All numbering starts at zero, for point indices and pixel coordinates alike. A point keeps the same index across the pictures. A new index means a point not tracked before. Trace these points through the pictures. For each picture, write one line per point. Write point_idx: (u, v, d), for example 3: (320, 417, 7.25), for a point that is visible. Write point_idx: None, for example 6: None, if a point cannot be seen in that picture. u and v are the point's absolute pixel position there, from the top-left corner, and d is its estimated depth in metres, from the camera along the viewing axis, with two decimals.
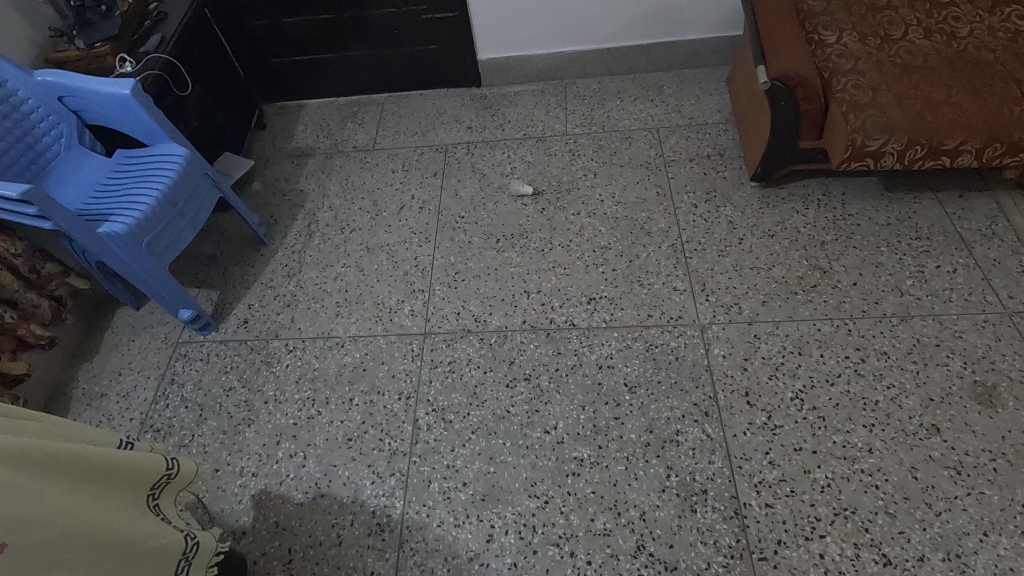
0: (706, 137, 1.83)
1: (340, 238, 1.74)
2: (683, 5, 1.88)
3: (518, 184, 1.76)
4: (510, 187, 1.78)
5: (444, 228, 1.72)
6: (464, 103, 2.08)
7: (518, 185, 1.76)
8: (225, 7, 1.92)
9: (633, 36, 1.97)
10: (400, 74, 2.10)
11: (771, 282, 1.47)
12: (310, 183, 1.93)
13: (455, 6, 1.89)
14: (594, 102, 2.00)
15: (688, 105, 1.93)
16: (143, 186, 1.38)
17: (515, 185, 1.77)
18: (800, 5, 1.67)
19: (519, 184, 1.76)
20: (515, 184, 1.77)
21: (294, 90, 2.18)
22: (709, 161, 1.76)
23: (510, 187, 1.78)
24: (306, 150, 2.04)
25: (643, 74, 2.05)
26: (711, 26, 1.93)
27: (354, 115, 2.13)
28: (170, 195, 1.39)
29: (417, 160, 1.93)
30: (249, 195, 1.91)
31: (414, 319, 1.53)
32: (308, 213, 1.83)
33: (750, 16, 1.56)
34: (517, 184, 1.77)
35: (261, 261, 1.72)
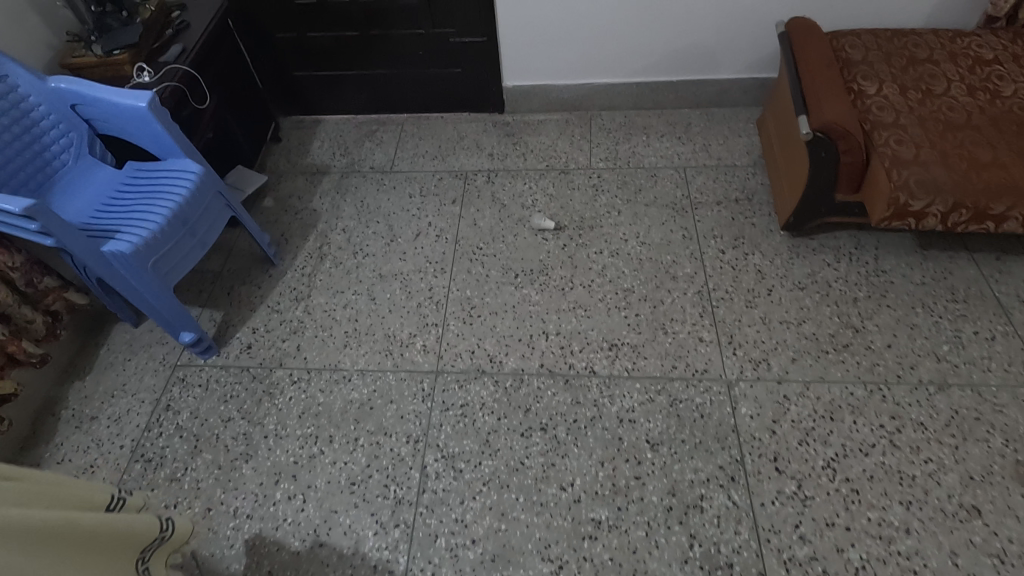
0: (735, 179, 1.78)
1: (352, 264, 1.68)
2: (716, 44, 1.83)
3: (541, 220, 1.70)
4: (532, 222, 1.72)
5: (461, 259, 1.66)
6: (486, 129, 2.04)
7: (540, 220, 1.70)
8: (247, 18, 1.87)
9: (662, 72, 1.92)
10: (422, 95, 2.06)
11: (802, 338, 1.41)
12: (323, 202, 1.87)
13: (484, 31, 1.84)
14: (619, 136, 1.95)
15: (716, 145, 1.88)
16: (154, 203, 1.32)
17: (536, 220, 1.71)
18: (838, 53, 1.63)
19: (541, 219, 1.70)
20: (537, 218, 1.71)
21: (312, 105, 2.13)
22: (736, 206, 1.71)
23: (532, 222, 1.72)
24: (321, 168, 1.98)
25: (671, 110, 2.00)
26: (744, 65, 1.88)
27: (372, 134, 2.08)
28: (180, 213, 1.32)
29: (436, 186, 1.87)
30: (260, 212, 1.85)
31: (426, 355, 1.46)
32: (320, 234, 1.77)
33: (789, 62, 1.51)
34: (540, 220, 1.70)
35: (268, 282, 1.66)
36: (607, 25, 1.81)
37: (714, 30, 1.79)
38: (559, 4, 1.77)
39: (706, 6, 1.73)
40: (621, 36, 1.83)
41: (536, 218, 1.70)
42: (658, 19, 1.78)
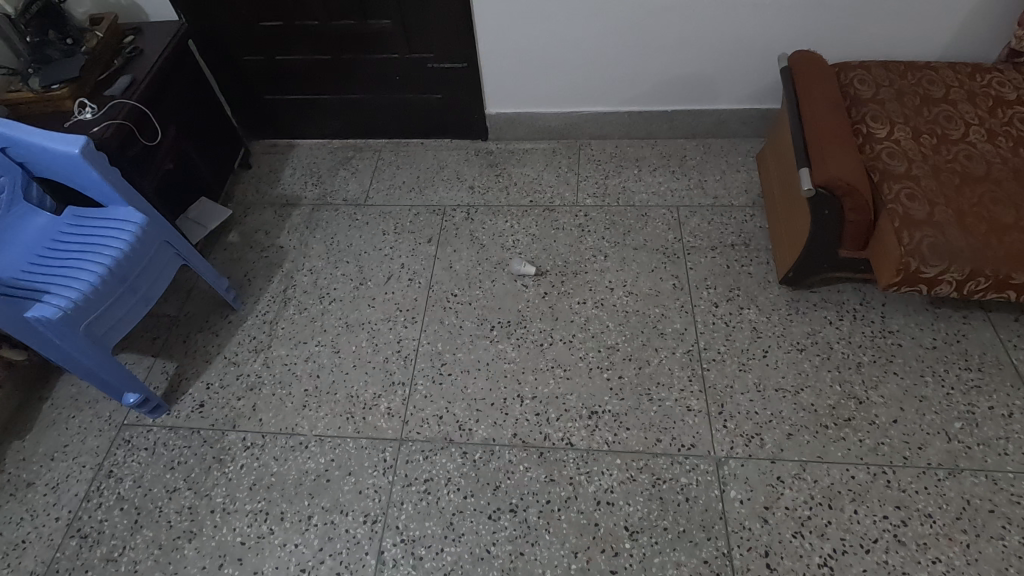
0: (731, 221, 1.65)
1: (317, 311, 1.57)
2: (714, 73, 1.69)
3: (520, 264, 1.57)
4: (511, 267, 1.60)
5: (434, 307, 1.54)
6: (468, 158, 1.91)
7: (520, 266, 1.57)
8: (211, 40, 1.74)
9: (656, 101, 1.79)
10: (400, 121, 1.93)
11: (799, 410, 1.29)
12: (291, 239, 1.75)
13: (465, 56, 1.71)
14: (609, 169, 1.82)
15: (712, 181, 1.76)
16: (89, 258, 1.20)
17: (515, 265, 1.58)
18: (846, 89, 1.50)
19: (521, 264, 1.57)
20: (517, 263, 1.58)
21: (285, 129, 2.01)
22: (732, 252, 1.58)
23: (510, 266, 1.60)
24: (292, 199, 1.87)
25: (664, 141, 1.87)
26: (744, 96, 1.74)
27: (347, 161, 1.96)
28: (117, 270, 1.21)
29: (411, 222, 1.76)
30: (225, 249, 1.74)
31: (390, 419, 1.35)
32: (286, 275, 1.66)
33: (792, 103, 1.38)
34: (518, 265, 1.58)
35: (227, 330, 1.55)
36: (595, 52, 1.68)
37: (711, 59, 1.66)
38: (544, 29, 1.64)
39: (703, 34, 1.60)
40: (611, 63, 1.70)
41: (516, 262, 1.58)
42: (651, 47, 1.65)
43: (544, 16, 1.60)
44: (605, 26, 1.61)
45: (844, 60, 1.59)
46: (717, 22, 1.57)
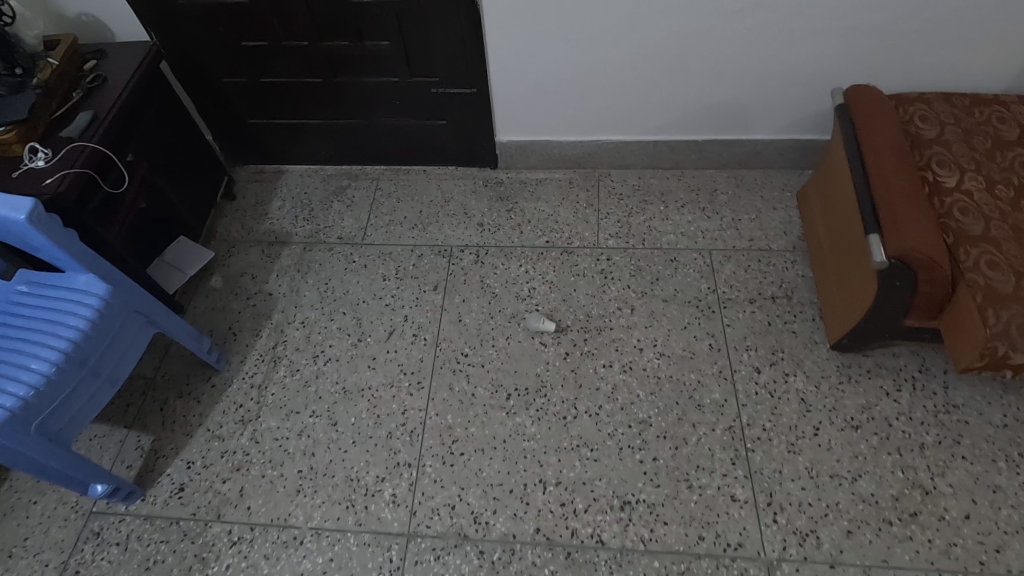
0: (770, 269, 1.49)
1: (311, 373, 1.40)
2: (752, 102, 1.52)
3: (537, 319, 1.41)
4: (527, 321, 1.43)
5: (442, 369, 1.38)
6: (476, 190, 1.74)
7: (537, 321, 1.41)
8: (186, 61, 1.54)
9: (685, 130, 1.61)
10: (401, 148, 1.75)
11: (857, 502, 1.14)
12: (281, 284, 1.58)
13: (474, 81, 1.53)
14: (632, 205, 1.65)
15: (746, 221, 1.59)
16: (44, 339, 1.03)
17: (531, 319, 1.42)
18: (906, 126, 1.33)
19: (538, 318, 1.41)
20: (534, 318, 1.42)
21: (274, 155, 1.82)
22: (773, 306, 1.43)
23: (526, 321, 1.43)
24: (281, 237, 1.69)
25: (692, 172, 1.70)
26: (783, 126, 1.57)
27: (342, 192, 1.78)
28: (75, 355, 1.03)
29: (415, 265, 1.58)
30: (207, 296, 1.56)
31: (396, 510, 1.19)
32: (276, 329, 1.49)
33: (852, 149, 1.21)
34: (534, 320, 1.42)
35: (210, 396, 1.38)
36: (620, 79, 1.50)
37: (751, 87, 1.48)
38: (561, 54, 1.45)
39: (742, 60, 1.42)
40: (637, 90, 1.52)
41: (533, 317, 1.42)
42: (683, 73, 1.47)
43: (561, 39, 1.42)
44: (631, 50, 1.42)
45: (900, 91, 1.41)
46: (759, 48, 1.39)
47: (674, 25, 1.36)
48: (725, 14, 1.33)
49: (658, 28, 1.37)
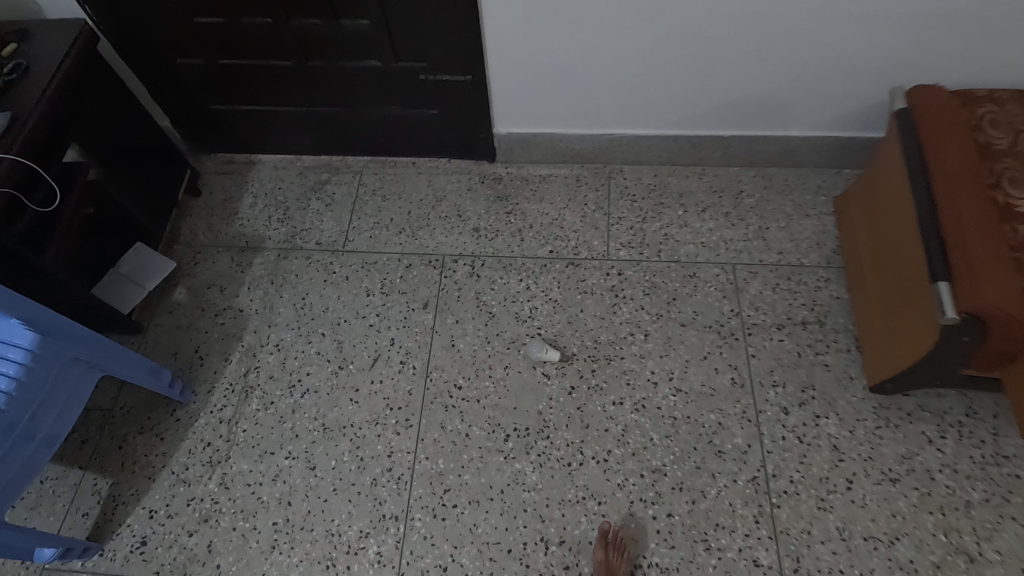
0: (801, 288, 1.33)
1: (288, 406, 1.26)
2: (789, 95, 1.31)
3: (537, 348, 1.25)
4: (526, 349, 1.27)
5: (433, 404, 1.24)
6: (471, 188, 1.54)
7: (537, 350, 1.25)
8: (132, 39, 1.32)
9: (710, 124, 1.41)
10: (386, 138, 1.54)
11: (894, 570, 1.03)
12: (253, 299, 1.41)
13: (468, 68, 1.31)
14: (647, 208, 1.47)
15: (775, 230, 1.41)
16: None
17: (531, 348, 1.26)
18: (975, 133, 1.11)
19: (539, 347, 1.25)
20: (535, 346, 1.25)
21: (244, 144, 1.61)
22: (804, 334, 1.27)
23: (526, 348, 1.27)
24: (253, 241, 1.50)
25: (715, 170, 1.51)
26: (823, 121, 1.37)
27: (321, 188, 1.58)
28: None
29: (402, 278, 1.42)
30: (170, 313, 1.40)
31: (382, 571, 1.08)
32: (247, 353, 1.33)
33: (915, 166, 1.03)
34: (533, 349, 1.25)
35: (174, 433, 1.24)
36: (639, 68, 1.29)
37: (790, 78, 1.28)
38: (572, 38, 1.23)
39: (784, 49, 1.21)
40: (657, 81, 1.31)
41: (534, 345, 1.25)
42: (712, 62, 1.26)
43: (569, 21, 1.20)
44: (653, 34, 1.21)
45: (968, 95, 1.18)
46: (805, 34, 1.18)
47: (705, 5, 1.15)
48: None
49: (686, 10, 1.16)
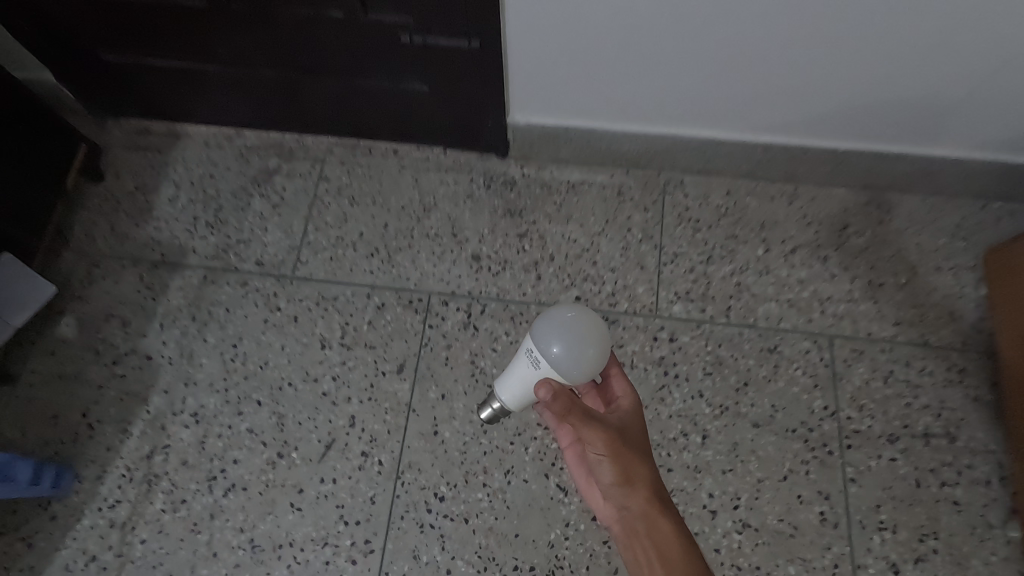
0: (926, 381, 0.95)
1: (202, 508, 0.92)
2: (951, 96, 0.89)
3: (540, 344, 0.62)
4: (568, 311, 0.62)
5: (405, 523, 0.90)
6: (474, 195, 1.13)
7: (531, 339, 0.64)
8: None
9: (817, 133, 1.00)
10: (361, 118, 1.12)
11: None
12: (165, 342, 1.03)
13: (471, 29, 0.89)
14: (713, 244, 1.06)
15: (892, 288, 1.01)
16: None
17: (563, 326, 0.61)
18: None
19: (541, 351, 0.62)
20: (585, 344, 0.61)
21: (168, 110, 1.19)
22: (927, 453, 0.91)
23: (570, 314, 0.62)
24: (169, 254, 1.11)
25: (812, 192, 1.09)
26: (989, 138, 0.94)
27: (266, 180, 1.16)
28: None
29: (371, 325, 1.03)
30: (51, 354, 1.02)
31: None
32: (154, 422, 0.97)
33: None
34: (558, 330, 0.61)
35: (46, 538, 0.90)
36: (749, 14, 0.82)
37: (998, 53, 0.82)
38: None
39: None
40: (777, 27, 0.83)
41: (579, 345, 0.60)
42: (875, 16, 0.79)
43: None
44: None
45: None
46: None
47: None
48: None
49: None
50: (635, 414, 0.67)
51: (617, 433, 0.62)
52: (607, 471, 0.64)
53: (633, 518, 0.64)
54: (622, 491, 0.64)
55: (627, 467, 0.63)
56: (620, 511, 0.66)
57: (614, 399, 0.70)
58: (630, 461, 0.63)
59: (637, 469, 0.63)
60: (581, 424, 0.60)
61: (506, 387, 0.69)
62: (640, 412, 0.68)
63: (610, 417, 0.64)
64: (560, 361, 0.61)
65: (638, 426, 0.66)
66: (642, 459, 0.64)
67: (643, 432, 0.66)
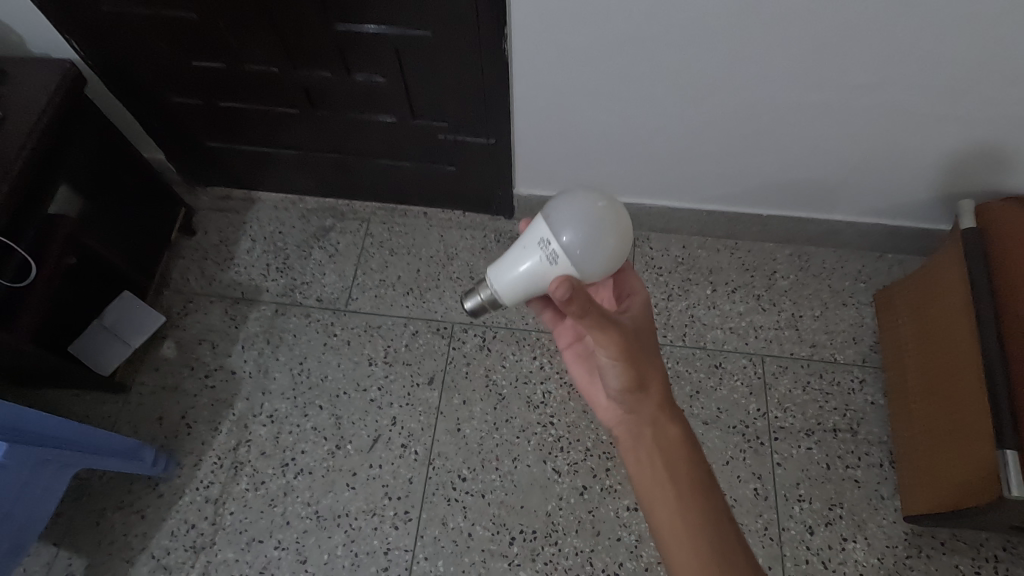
0: (834, 389, 1.24)
1: (279, 488, 1.18)
2: (840, 181, 1.21)
3: (574, 223, 0.66)
4: (601, 200, 0.68)
5: (435, 498, 1.16)
6: (486, 247, 1.44)
7: (562, 218, 0.67)
8: (123, 76, 1.20)
9: (748, 204, 1.32)
10: (400, 189, 1.45)
11: None
12: (246, 361, 1.32)
13: (490, 131, 1.22)
14: (673, 285, 1.37)
15: (809, 319, 1.32)
16: None
17: (586, 213, 0.66)
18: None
19: (575, 232, 0.66)
20: (602, 226, 0.66)
21: (246, 181, 1.51)
22: (835, 443, 1.19)
23: (603, 203, 0.67)
24: (247, 292, 1.41)
25: (748, 246, 1.41)
26: (874, 209, 1.27)
27: (324, 235, 1.48)
28: None
29: (407, 347, 1.32)
30: (155, 369, 1.31)
31: None
32: (239, 422, 1.25)
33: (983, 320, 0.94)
34: (579, 216, 0.66)
35: (156, 511, 1.16)
36: (688, 126, 1.14)
37: (866, 155, 1.13)
38: (620, 64, 1.03)
39: (875, 124, 1.07)
40: (708, 134, 1.15)
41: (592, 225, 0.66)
42: (774, 131, 1.12)
43: (624, 67, 1.04)
44: (715, 99, 1.07)
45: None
46: (899, 112, 1.03)
47: (816, 28, 0.91)
48: (894, 42, 0.92)
49: (805, 18, 0.90)
50: (645, 317, 0.72)
51: (632, 340, 0.66)
52: (617, 375, 0.69)
53: (640, 420, 0.72)
54: (631, 392, 0.70)
55: (640, 372, 0.68)
56: (623, 407, 0.74)
57: (624, 300, 0.74)
58: (643, 364, 0.67)
59: (647, 375, 0.68)
60: (604, 332, 0.61)
61: (507, 269, 0.71)
62: (646, 312, 0.72)
63: (624, 321, 0.68)
64: (590, 246, 0.66)
65: (649, 327, 0.71)
66: (651, 366, 0.68)
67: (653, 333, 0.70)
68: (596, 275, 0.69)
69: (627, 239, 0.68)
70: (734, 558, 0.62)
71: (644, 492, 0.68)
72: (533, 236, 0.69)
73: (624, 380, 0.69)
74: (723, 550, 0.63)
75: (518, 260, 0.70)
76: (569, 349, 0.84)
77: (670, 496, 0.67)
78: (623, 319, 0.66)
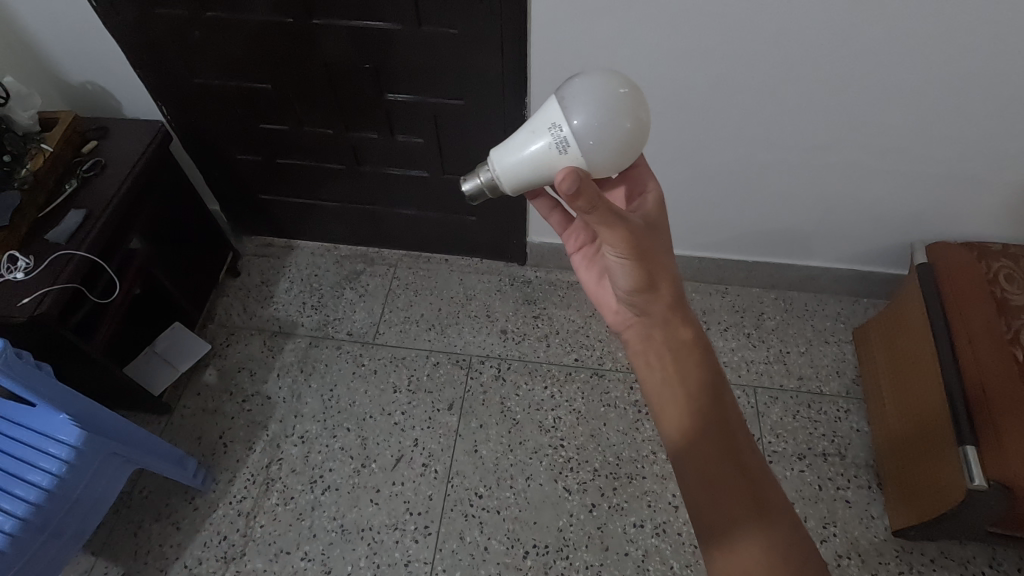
0: (822, 417, 1.35)
1: (307, 503, 1.26)
2: (813, 230, 1.39)
3: (590, 111, 0.69)
4: (620, 86, 0.71)
5: (453, 514, 1.24)
6: (501, 290, 1.60)
7: (577, 104, 0.71)
8: (198, 136, 1.41)
9: (735, 251, 1.49)
10: (426, 237, 1.63)
11: None
12: (280, 387, 1.44)
13: None
14: None
15: (796, 354, 1.45)
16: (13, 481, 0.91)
17: (603, 98, 0.70)
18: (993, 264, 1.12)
19: (589, 121, 0.69)
20: (613, 115, 0.70)
21: (287, 231, 1.69)
22: (825, 466, 1.28)
23: (622, 90, 0.71)
24: (284, 326, 1.55)
25: (738, 290, 1.57)
26: (845, 256, 1.44)
27: (355, 278, 1.65)
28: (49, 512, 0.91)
29: (429, 376, 1.45)
30: (197, 394, 1.42)
31: None
32: (272, 442, 1.35)
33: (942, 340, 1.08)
34: (595, 104, 0.69)
35: (191, 523, 1.24)
36: (678, 180, 1.33)
37: (832, 206, 1.32)
38: None
39: (835, 180, 1.26)
40: (694, 188, 1.35)
41: (603, 116, 0.69)
42: (752, 185, 1.31)
43: None
44: (699, 157, 1.27)
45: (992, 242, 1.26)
46: (853, 169, 1.23)
47: (777, 99, 1.12)
48: (847, 112, 1.12)
49: (766, 93, 1.12)
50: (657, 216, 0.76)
51: (640, 236, 0.69)
52: (626, 276, 0.73)
53: (652, 324, 0.76)
54: (641, 293, 0.74)
55: (648, 276, 0.72)
56: (634, 311, 0.78)
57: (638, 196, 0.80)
58: (652, 267, 0.72)
59: (656, 274, 0.73)
60: (613, 224, 0.66)
61: (514, 152, 0.74)
62: (657, 210, 0.76)
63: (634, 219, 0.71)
64: (603, 135, 0.70)
65: (660, 226, 0.75)
66: (661, 265, 0.72)
67: (663, 234, 0.74)
68: (603, 167, 0.73)
69: (637, 132, 0.72)
70: (736, 449, 0.68)
71: (654, 388, 0.74)
72: (544, 120, 0.72)
73: (632, 280, 0.73)
74: (725, 439, 0.69)
75: (526, 143, 0.73)
76: (581, 256, 0.90)
77: (678, 396, 0.72)
78: (631, 215, 0.70)
